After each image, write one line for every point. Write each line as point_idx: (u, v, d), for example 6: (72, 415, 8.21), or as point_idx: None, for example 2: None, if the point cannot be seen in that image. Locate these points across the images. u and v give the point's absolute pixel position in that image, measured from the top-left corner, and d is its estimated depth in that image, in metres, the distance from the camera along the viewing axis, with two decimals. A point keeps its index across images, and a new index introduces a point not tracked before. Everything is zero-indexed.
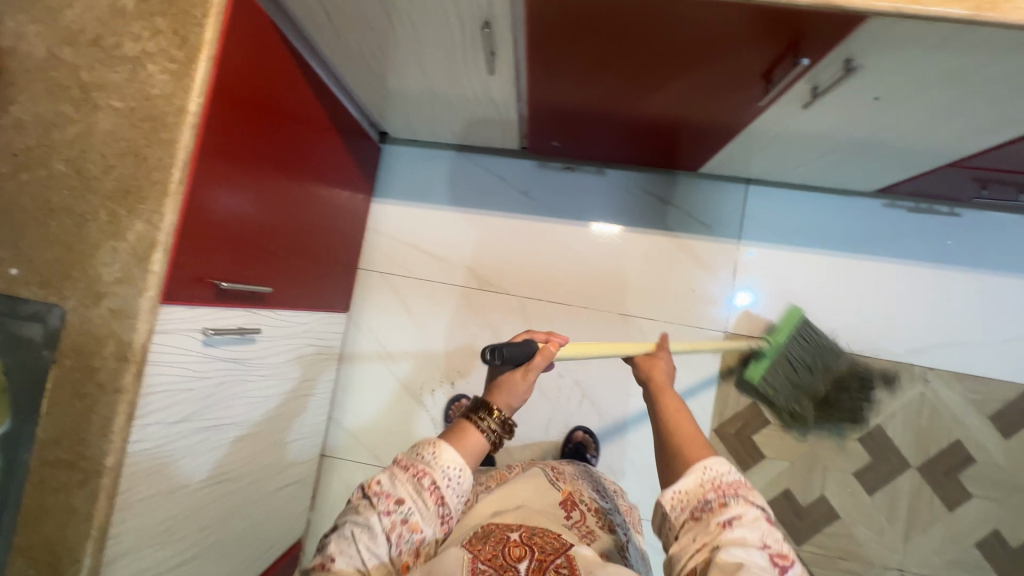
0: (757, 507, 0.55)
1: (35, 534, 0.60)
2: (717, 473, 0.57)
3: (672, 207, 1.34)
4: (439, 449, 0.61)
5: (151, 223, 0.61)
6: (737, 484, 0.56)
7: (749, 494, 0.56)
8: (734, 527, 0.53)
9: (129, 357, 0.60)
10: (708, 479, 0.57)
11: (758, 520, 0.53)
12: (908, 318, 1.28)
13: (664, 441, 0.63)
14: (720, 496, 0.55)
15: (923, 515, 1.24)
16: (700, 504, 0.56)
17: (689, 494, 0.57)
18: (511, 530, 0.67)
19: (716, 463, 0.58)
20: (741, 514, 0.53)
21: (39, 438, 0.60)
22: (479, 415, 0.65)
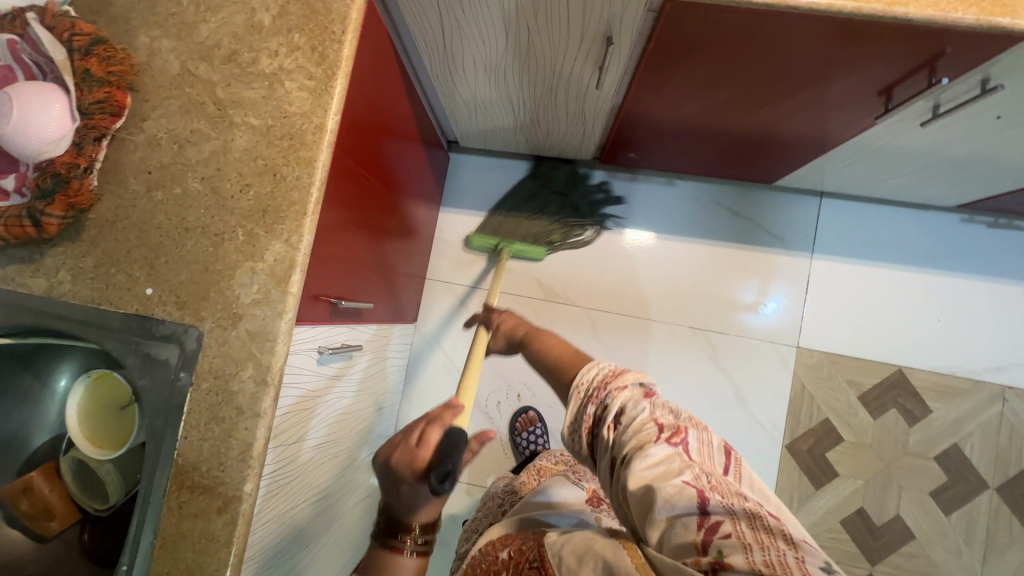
0: (630, 387, 0.54)
1: (172, 561, 0.58)
2: (588, 380, 0.57)
3: (743, 218, 1.32)
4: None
5: (290, 243, 0.60)
6: (606, 381, 0.56)
7: (619, 382, 0.55)
8: (623, 421, 0.52)
9: (268, 379, 0.59)
10: (583, 396, 0.56)
11: (631, 399, 0.52)
12: (987, 336, 1.26)
13: (557, 368, 0.62)
14: (598, 404, 0.55)
15: (1002, 537, 1.22)
16: (590, 420, 0.55)
17: (577, 418, 0.56)
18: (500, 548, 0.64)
19: (585, 375, 0.57)
20: (620, 407, 0.52)
21: (177, 462, 0.59)
22: (398, 539, 0.56)
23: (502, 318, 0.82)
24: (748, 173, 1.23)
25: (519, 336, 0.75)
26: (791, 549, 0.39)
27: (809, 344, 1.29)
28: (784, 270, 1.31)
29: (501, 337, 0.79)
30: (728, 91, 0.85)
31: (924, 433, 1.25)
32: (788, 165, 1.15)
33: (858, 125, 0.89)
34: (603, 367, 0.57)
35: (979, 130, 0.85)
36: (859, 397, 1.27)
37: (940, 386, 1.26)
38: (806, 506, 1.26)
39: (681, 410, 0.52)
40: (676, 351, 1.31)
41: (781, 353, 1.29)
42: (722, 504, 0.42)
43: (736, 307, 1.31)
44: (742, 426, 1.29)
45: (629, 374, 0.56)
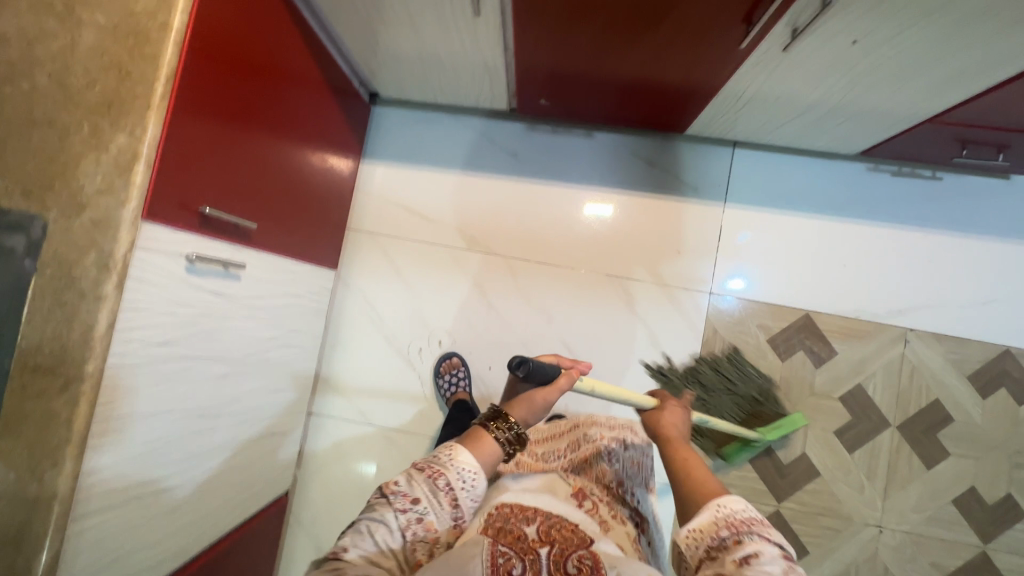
0: (773, 544, 0.55)
1: (14, 439, 0.60)
2: (730, 511, 0.59)
3: (659, 168, 1.35)
4: (455, 451, 0.62)
5: (134, 135, 0.62)
6: (750, 522, 0.57)
7: (762, 530, 0.57)
8: (752, 564, 0.52)
9: (111, 266, 0.61)
10: (721, 516, 0.59)
11: (774, 555, 0.53)
12: (890, 279, 1.30)
13: (684, 493, 0.65)
14: (734, 531, 0.57)
15: (902, 473, 1.26)
16: (713, 542, 0.57)
17: (702, 531, 0.59)
18: (529, 521, 0.66)
19: (731, 502, 0.60)
20: (756, 550, 0.53)
21: (20, 345, 0.61)
22: (496, 423, 0.65)
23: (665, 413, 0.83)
24: (658, 122, 1.26)
25: (665, 437, 0.77)
26: None
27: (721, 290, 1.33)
28: (699, 219, 1.34)
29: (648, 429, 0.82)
30: (604, 23, 0.89)
31: (830, 374, 1.29)
32: (688, 114, 1.19)
33: (734, 57, 0.92)
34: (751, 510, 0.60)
35: (845, 58, 0.89)
36: (769, 340, 1.31)
37: (846, 329, 1.30)
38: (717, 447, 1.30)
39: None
40: (595, 299, 1.35)
41: (695, 299, 1.33)
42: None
43: (681, 276, 1.34)
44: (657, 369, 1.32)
45: (773, 533, 0.57)
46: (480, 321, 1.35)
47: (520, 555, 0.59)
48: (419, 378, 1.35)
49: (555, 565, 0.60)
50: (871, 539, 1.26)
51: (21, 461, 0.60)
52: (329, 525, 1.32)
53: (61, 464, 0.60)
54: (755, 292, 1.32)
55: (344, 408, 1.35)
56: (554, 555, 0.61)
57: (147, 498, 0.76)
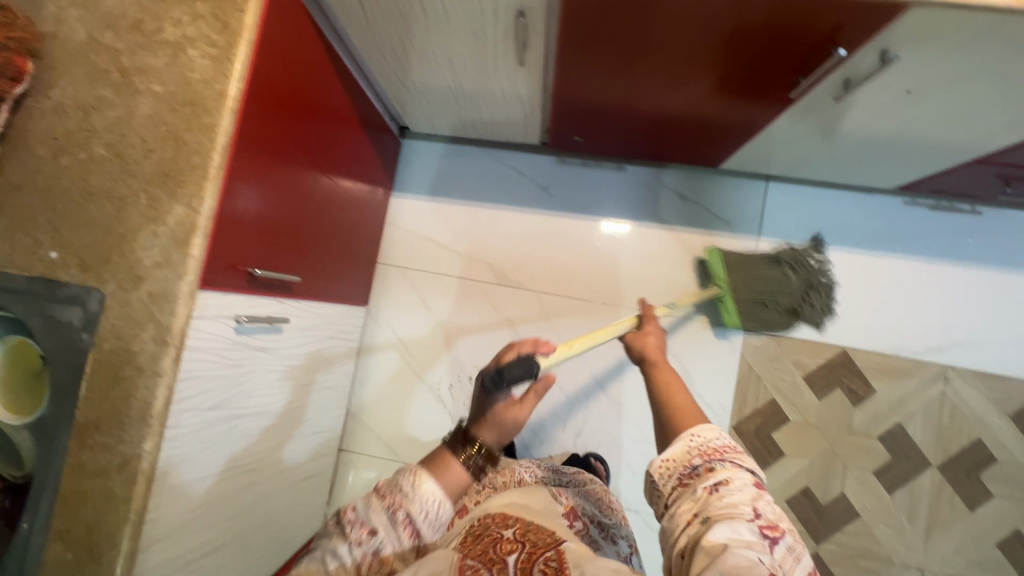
0: (743, 470, 0.59)
1: (74, 517, 0.59)
2: (704, 440, 0.62)
3: (691, 202, 1.34)
4: (418, 480, 0.60)
5: (191, 207, 0.61)
6: (723, 449, 0.61)
7: (736, 460, 0.60)
8: (722, 490, 0.56)
9: (169, 341, 0.60)
10: (694, 445, 0.62)
11: (745, 482, 0.57)
12: (929, 316, 1.28)
13: (665, 417, 0.69)
14: (706, 461, 0.60)
15: (944, 515, 1.24)
16: (687, 469, 0.60)
17: (676, 461, 0.62)
18: (505, 529, 0.65)
19: (704, 431, 0.63)
20: (726, 477, 0.57)
21: (79, 421, 0.60)
22: (463, 447, 0.64)
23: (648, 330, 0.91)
24: (692, 157, 1.25)
25: (649, 360, 0.83)
26: None
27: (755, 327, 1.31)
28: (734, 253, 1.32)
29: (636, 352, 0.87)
30: (650, 70, 0.87)
31: (869, 412, 1.27)
32: (723, 149, 1.17)
33: (780, 103, 0.91)
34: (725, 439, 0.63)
35: (895, 106, 0.87)
36: (806, 377, 1.29)
37: (885, 366, 1.28)
38: None
39: (781, 515, 0.56)
40: None
41: (729, 334, 1.31)
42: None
43: (715, 311, 1.32)
44: None
45: (744, 460, 0.60)
46: None
47: (487, 565, 0.57)
48: (449, 415, 1.33)
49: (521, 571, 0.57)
50: None
51: (81, 541, 0.59)
52: None
53: (119, 545, 0.59)
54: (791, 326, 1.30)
55: (374, 444, 1.34)
56: (520, 561, 0.58)
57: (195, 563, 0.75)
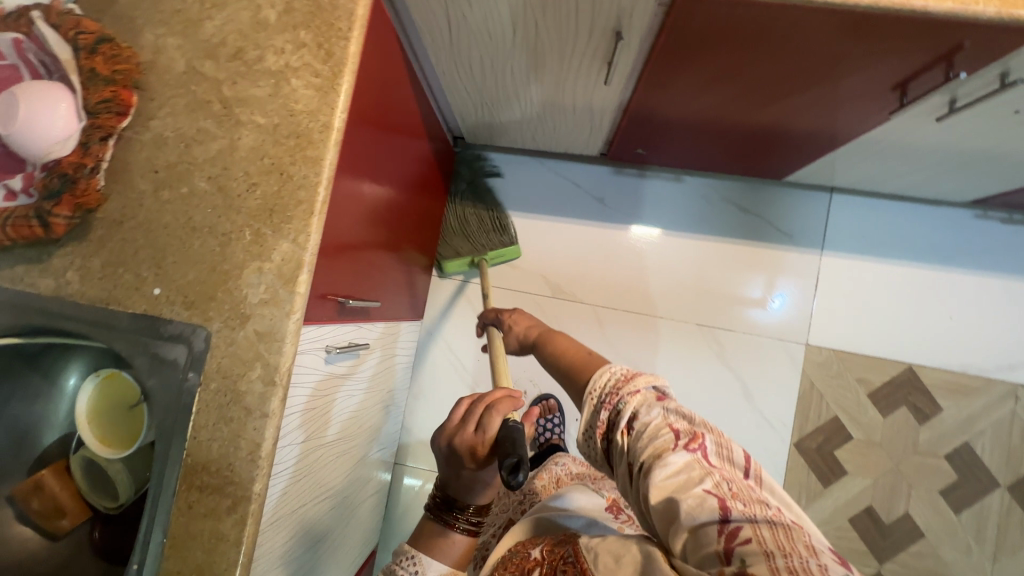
0: (642, 393, 0.55)
1: (183, 560, 0.58)
2: (600, 389, 0.58)
3: (751, 214, 1.31)
4: (419, 562, 0.64)
5: (298, 243, 0.60)
6: (617, 387, 0.57)
7: (632, 387, 0.56)
8: (636, 425, 0.53)
9: (276, 380, 0.59)
10: (596, 401, 0.57)
11: (647, 406, 0.53)
12: (999, 332, 1.24)
13: (573, 374, 0.65)
14: (611, 409, 0.56)
15: (1013, 536, 1.21)
16: (602, 427, 0.56)
17: (590, 425, 0.57)
18: (532, 548, 0.62)
19: (597, 379, 0.59)
20: (632, 412, 0.54)
21: (187, 462, 0.59)
22: (454, 514, 0.67)
23: (515, 320, 0.88)
24: (756, 169, 1.22)
25: (532, 337, 0.81)
26: (813, 554, 0.40)
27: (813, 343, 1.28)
28: (794, 267, 1.29)
29: (514, 339, 0.86)
30: (738, 87, 0.85)
31: (935, 430, 1.24)
32: (795, 162, 1.14)
33: (871, 120, 0.88)
34: (615, 373, 0.59)
35: (996, 124, 0.84)
36: (869, 394, 1.26)
37: (952, 383, 1.25)
38: (814, 504, 1.25)
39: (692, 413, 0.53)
40: (684, 350, 1.31)
41: (789, 350, 1.28)
42: (744, 512, 0.43)
43: (774, 327, 1.29)
44: (750, 423, 1.28)
45: (640, 379, 0.57)
46: None
47: None
48: None
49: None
50: None
51: None
52: None
53: None
54: (852, 343, 1.27)
55: (426, 459, 1.33)
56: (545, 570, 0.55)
57: None
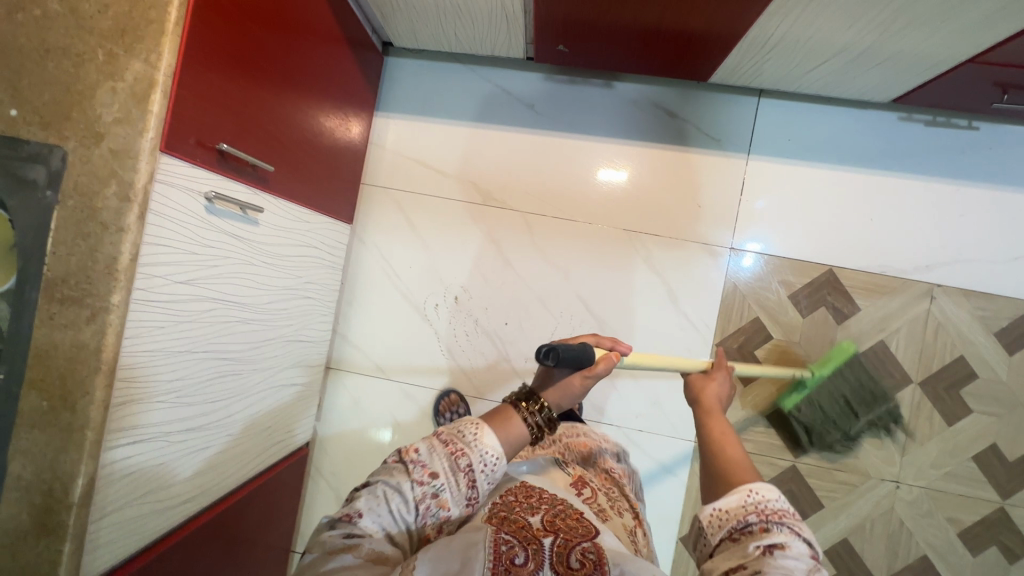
0: (802, 539, 0.56)
1: (46, 367, 0.61)
2: (762, 498, 0.60)
3: (680, 119, 1.31)
4: (480, 432, 0.63)
5: (149, 63, 0.61)
6: (782, 513, 0.58)
7: (794, 526, 0.57)
8: (777, 554, 0.54)
9: (131, 197, 0.61)
10: (751, 503, 0.59)
11: (801, 552, 0.55)
12: (918, 234, 1.26)
13: (714, 474, 0.66)
14: (763, 519, 0.58)
15: (922, 430, 1.25)
16: (738, 524, 0.59)
17: (729, 512, 0.60)
18: (533, 512, 0.67)
19: (763, 489, 0.61)
20: (784, 541, 0.55)
21: (47, 277, 0.61)
22: (526, 405, 0.68)
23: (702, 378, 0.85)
24: (677, 69, 1.22)
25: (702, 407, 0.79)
26: None
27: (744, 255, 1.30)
28: (722, 172, 1.30)
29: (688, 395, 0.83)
30: None
31: (852, 329, 1.27)
32: (711, 57, 1.15)
33: None
34: (784, 503, 0.60)
35: None
36: (791, 296, 1.29)
37: (870, 283, 1.27)
38: (734, 401, 1.29)
39: None
40: (612, 255, 1.32)
41: (714, 254, 1.30)
42: None
43: (700, 232, 1.31)
44: (675, 326, 1.31)
45: (802, 526, 0.58)
46: (496, 276, 1.34)
47: (522, 544, 0.60)
48: (436, 334, 1.35)
49: (560, 557, 0.60)
50: (888, 494, 1.26)
51: (54, 389, 0.60)
52: (348, 477, 1.36)
53: (91, 394, 0.60)
54: (775, 246, 1.29)
55: (361, 363, 1.36)
56: (557, 546, 0.61)
57: (174, 436, 0.77)
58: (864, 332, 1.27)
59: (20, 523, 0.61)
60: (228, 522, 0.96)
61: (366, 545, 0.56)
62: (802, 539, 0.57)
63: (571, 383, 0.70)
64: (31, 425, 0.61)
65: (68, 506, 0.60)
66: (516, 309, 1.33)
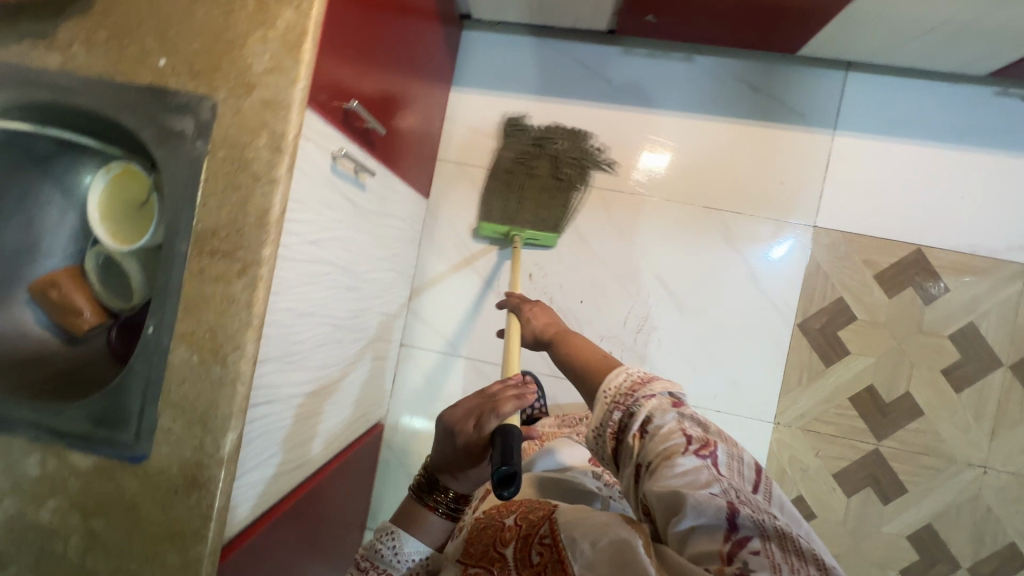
0: (655, 397, 0.62)
1: (197, 320, 0.60)
2: (614, 389, 0.65)
3: (765, 95, 1.28)
4: (396, 542, 0.70)
5: (301, 11, 0.59)
6: (635, 391, 0.63)
7: (648, 390, 0.63)
8: (651, 430, 0.58)
9: (283, 148, 0.59)
10: (610, 400, 0.64)
11: (659, 407, 0.60)
12: (1010, 212, 1.23)
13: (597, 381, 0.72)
14: (624, 409, 0.63)
15: (1012, 414, 1.22)
16: (613, 425, 0.63)
17: (600, 419, 0.65)
18: (506, 518, 0.68)
19: (613, 379, 0.66)
20: (646, 414, 0.60)
21: (197, 229, 0.60)
22: (435, 495, 0.72)
23: (535, 314, 0.97)
24: (766, 42, 1.19)
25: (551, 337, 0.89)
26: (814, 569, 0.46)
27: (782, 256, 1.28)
28: (807, 148, 1.27)
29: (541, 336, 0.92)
30: None
31: (940, 310, 1.24)
32: (806, 31, 1.12)
33: None
34: (633, 376, 0.66)
35: None
36: (876, 276, 1.25)
37: (961, 264, 1.24)
38: (814, 383, 1.27)
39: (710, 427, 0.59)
40: (692, 233, 1.30)
41: (799, 232, 1.27)
42: (747, 515, 0.49)
43: (784, 210, 1.28)
44: (755, 305, 1.29)
45: (656, 383, 0.64)
46: (571, 254, 1.32)
47: (488, 565, 0.61)
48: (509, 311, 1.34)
49: (523, 559, 0.59)
50: (975, 479, 1.23)
51: (205, 342, 0.60)
52: (419, 455, 1.35)
53: (242, 348, 0.60)
54: (862, 225, 1.26)
55: (433, 340, 1.35)
56: (520, 550, 0.60)
57: (294, 399, 0.76)
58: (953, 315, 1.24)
59: (171, 477, 0.60)
60: (323, 491, 0.96)
61: None
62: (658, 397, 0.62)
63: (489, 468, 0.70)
64: (182, 379, 0.60)
65: (219, 461, 0.60)
66: (591, 287, 1.32)
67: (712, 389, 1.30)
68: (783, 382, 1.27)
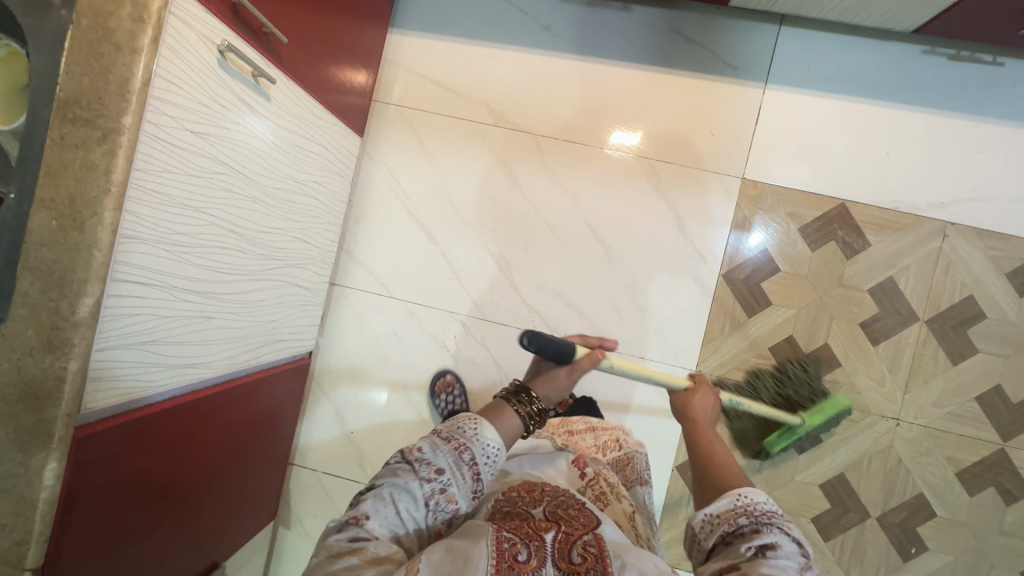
0: (792, 538, 0.56)
1: (56, 187, 0.61)
2: (750, 501, 0.59)
3: (699, 46, 1.29)
4: (479, 425, 0.62)
5: None
6: (771, 514, 0.58)
7: (784, 525, 0.57)
8: (767, 554, 0.54)
9: (146, 19, 0.61)
10: (741, 506, 0.59)
11: (791, 550, 0.55)
12: (932, 169, 1.25)
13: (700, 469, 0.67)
14: (753, 521, 0.57)
15: (926, 368, 1.24)
16: (729, 528, 0.58)
17: (720, 516, 0.59)
18: (533, 506, 0.65)
19: (753, 492, 0.60)
20: (774, 541, 0.55)
21: (59, 96, 0.61)
22: (518, 398, 0.66)
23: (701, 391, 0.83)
24: None
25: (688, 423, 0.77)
26: None
27: (747, 248, 1.28)
28: (739, 100, 1.28)
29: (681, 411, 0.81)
30: None
31: (861, 264, 1.26)
32: None
33: None
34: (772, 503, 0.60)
35: None
36: (800, 229, 1.27)
37: (883, 219, 1.26)
38: (737, 333, 1.29)
39: None
40: (622, 180, 1.31)
41: (728, 182, 1.29)
42: None
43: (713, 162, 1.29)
44: (682, 253, 1.30)
45: (793, 528, 0.58)
46: (504, 198, 1.34)
47: (524, 540, 0.58)
48: (442, 253, 1.35)
49: (560, 552, 0.58)
50: (888, 431, 1.25)
51: (64, 208, 0.61)
52: (348, 392, 1.37)
53: (101, 215, 0.61)
54: (788, 178, 1.28)
55: (365, 279, 1.37)
56: (559, 541, 0.60)
57: (179, 292, 0.78)
58: (873, 269, 1.26)
59: (27, 339, 0.61)
60: (227, 406, 0.97)
61: (372, 548, 0.55)
62: (791, 537, 0.57)
63: (558, 378, 0.68)
64: (41, 245, 0.61)
65: (74, 325, 0.61)
66: (523, 232, 1.33)
67: (637, 336, 1.31)
68: (706, 331, 1.30)
